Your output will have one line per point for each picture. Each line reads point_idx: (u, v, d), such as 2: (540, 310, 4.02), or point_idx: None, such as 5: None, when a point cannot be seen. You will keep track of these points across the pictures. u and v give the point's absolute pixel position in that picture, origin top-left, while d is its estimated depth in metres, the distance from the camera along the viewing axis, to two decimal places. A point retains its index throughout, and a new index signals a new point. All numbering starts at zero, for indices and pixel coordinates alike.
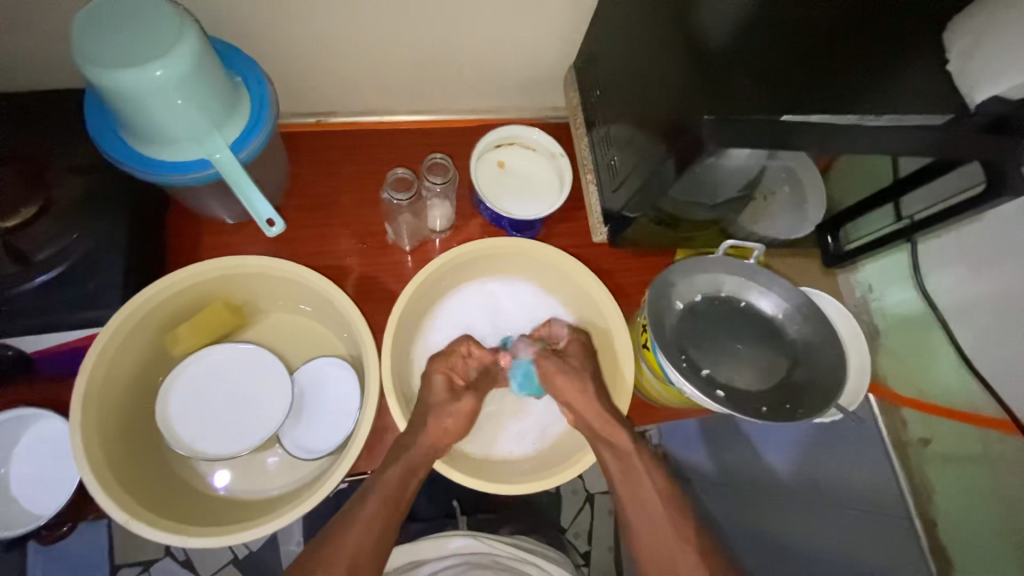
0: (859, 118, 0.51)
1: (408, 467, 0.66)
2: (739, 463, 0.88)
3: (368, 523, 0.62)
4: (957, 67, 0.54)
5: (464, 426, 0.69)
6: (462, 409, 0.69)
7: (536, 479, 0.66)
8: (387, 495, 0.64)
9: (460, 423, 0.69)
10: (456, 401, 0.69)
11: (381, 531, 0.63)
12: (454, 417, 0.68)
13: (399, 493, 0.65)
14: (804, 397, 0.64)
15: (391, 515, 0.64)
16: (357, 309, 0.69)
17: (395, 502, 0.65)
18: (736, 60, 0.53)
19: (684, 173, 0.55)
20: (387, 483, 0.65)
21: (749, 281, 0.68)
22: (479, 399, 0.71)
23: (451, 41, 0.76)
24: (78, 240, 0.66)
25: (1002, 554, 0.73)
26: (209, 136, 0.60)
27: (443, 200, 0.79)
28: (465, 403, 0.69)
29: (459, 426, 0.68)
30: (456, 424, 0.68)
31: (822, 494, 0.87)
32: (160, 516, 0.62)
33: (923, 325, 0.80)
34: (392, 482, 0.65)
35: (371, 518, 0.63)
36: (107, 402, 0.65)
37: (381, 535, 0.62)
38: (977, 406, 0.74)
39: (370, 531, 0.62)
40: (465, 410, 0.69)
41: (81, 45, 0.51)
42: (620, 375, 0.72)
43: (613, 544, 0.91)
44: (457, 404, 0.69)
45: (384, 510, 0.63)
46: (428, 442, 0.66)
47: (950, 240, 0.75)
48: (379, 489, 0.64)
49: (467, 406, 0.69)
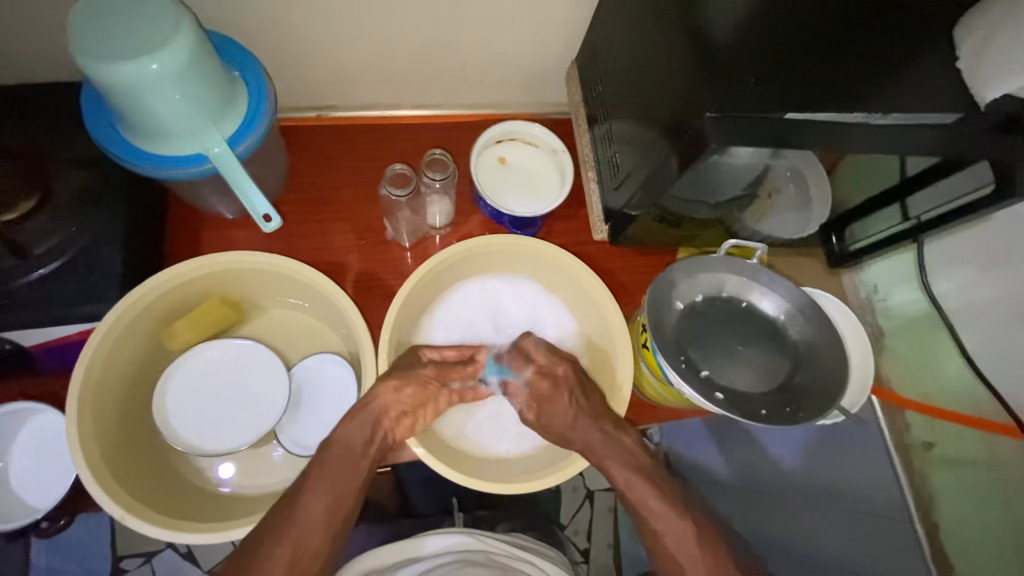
0: (865, 116, 0.50)
1: (359, 438, 0.64)
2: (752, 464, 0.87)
3: (320, 508, 0.59)
4: (967, 65, 0.52)
5: (420, 397, 0.67)
6: (421, 376, 0.67)
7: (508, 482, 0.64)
8: (335, 474, 0.61)
9: (417, 390, 0.66)
10: (417, 368, 0.67)
11: (331, 508, 0.59)
12: (414, 384, 0.66)
13: (349, 470, 0.62)
14: (806, 398, 0.63)
15: (342, 497, 0.60)
16: (347, 297, 0.69)
17: (346, 479, 0.62)
18: (739, 58, 0.52)
19: (686, 171, 0.54)
20: (335, 459, 0.62)
21: (752, 281, 0.67)
22: (442, 376, 0.69)
23: (454, 35, 0.75)
24: (77, 234, 0.66)
25: (1001, 555, 0.73)
26: (207, 131, 0.59)
27: (442, 196, 0.78)
28: (426, 371, 0.67)
29: (413, 394, 0.66)
30: (411, 393, 0.66)
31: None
32: (156, 513, 0.61)
33: (928, 325, 0.79)
34: (340, 454, 0.63)
35: (318, 494, 0.59)
36: (104, 397, 0.65)
37: (331, 514, 0.59)
38: (980, 407, 0.74)
39: (319, 506, 0.59)
40: (422, 380, 0.66)
41: (78, 38, 0.51)
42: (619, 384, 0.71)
43: (612, 541, 0.92)
44: (417, 369, 0.66)
45: (330, 492, 0.60)
46: (380, 402, 0.64)
47: (959, 241, 0.73)
48: (327, 464, 0.62)
49: (426, 374, 0.67)
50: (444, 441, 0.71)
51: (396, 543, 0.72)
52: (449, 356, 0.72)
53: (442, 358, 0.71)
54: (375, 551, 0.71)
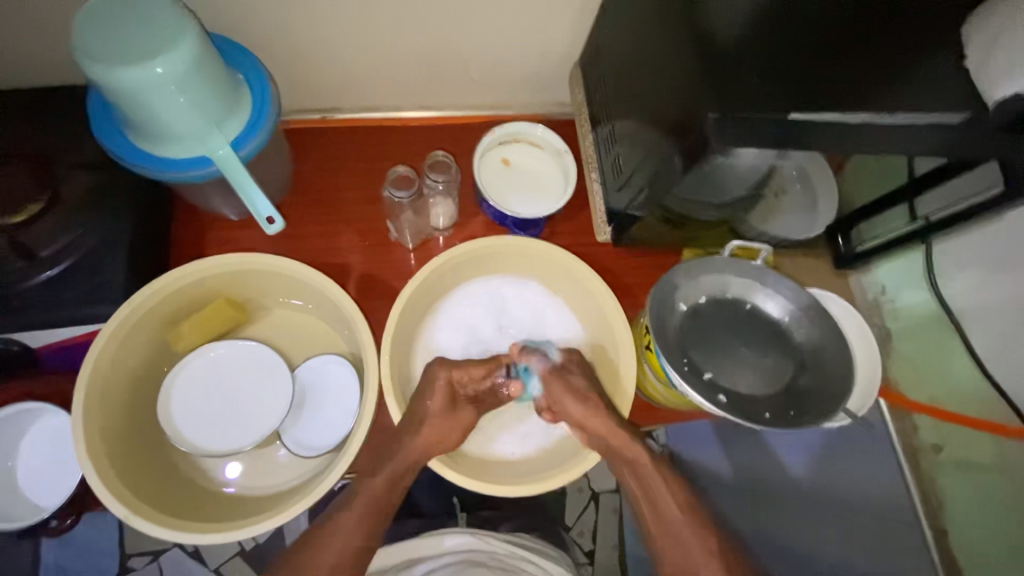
0: (874, 115, 0.49)
1: (398, 468, 0.66)
2: (757, 469, 0.88)
3: (360, 515, 0.63)
4: (977, 63, 0.51)
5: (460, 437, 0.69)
6: (460, 419, 0.68)
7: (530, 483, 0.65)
8: (372, 499, 0.64)
9: (459, 433, 0.68)
10: (453, 409, 0.68)
11: (367, 528, 0.62)
12: (451, 425, 0.67)
13: (387, 496, 0.65)
14: (811, 401, 0.62)
15: (379, 507, 0.64)
16: (355, 306, 0.69)
17: (379, 502, 0.64)
18: (744, 57, 0.52)
19: (690, 170, 0.54)
20: (376, 487, 0.65)
21: (757, 282, 0.67)
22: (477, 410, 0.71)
23: (457, 38, 0.75)
24: (84, 235, 0.67)
25: (1006, 556, 0.73)
26: (210, 134, 0.60)
27: (446, 198, 0.80)
28: (463, 415, 0.69)
29: (455, 437, 0.68)
30: (450, 433, 0.67)
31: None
32: (160, 513, 0.62)
33: (937, 327, 0.78)
34: (381, 485, 0.65)
35: (354, 516, 0.62)
36: (109, 398, 0.65)
37: (366, 534, 0.62)
38: (989, 410, 0.73)
39: (353, 529, 0.62)
40: (462, 423, 0.69)
41: (83, 42, 0.51)
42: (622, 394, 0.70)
43: (617, 543, 0.95)
44: (458, 411, 0.68)
45: (370, 510, 0.63)
46: (414, 445, 0.65)
47: (968, 242, 0.72)
48: (367, 491, 0.64)
49: (465, 418, 0.69)
50: None
51: (401, 543, 0.72)
52: (476, 376, 0.70)
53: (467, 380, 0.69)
54: (384, 550, 0.72)
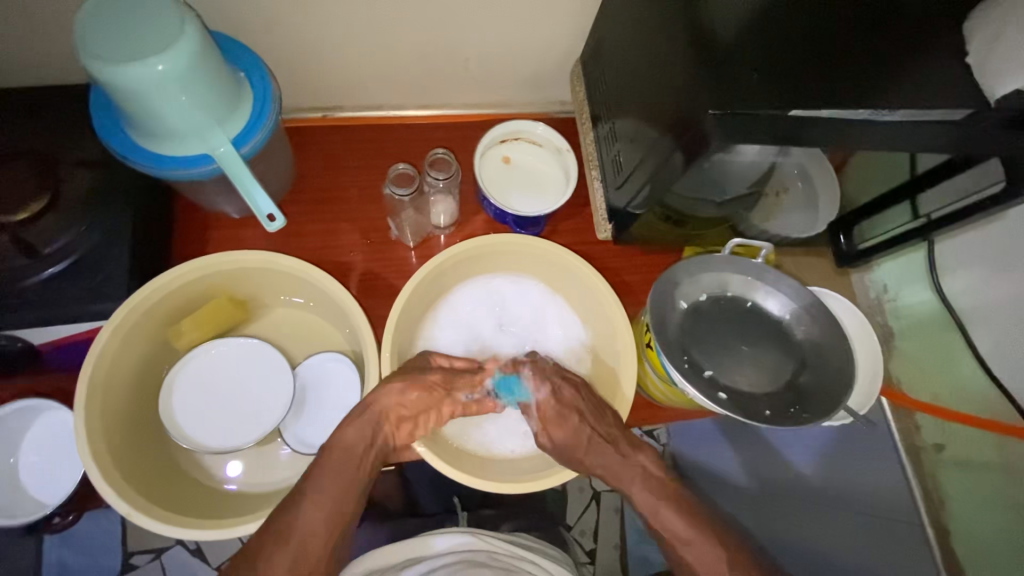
0: (873, 112, 0.49)
1: (358, 443, 0.63)
2: (767, 469, 0.93)
3: (323, 499, 0.59)
4: (977, 62, 0.51)
5: (423, 403, 0.65)
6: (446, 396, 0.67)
7: (526, 480, 0.65)
8: (335, 477, 0.61)
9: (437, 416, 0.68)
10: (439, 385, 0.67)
11: (331, 512, 0.59)
12: (420, 387, 0.64)
13: (351, 471, 0.62)
14: (812, 399, 0.62)
15: (342, 499, 0.60)
16: (360, 308, 0.68)
17: (344, 478, 0.61)
18: (744, 54, 0.52)
19: (689, 167, 0.54)
20: (340, 458, 0.62)
21: (757, 280, 0.67)
22: (448, 382, 0.67)
23: (458, 36, 0.75)
24: (86, 232, 0.67)
25: (1006, 556, 0.73)
26: (212, 132, 0.60)
27: (447, 195, 0.80)
28: (432, 376, 0.66)
29: (417, 399, 0.65)
30: (415, 396, 0.64)
31: (823, 497, 0.90)
32: (172, 514, 0.62)
33: (939, 325, 0.78)
34: (343, 458, 0.62)
35: (318, 499, 0.59)
36: (111, 395, 0.66)
37: (331, 518, 0.59)
38: (992, 409, 0.72)
39: (317, 513, 0.58)
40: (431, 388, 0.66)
41: (84, 40, 0.51)
42: (619, 395, 0.70)
43: (618, 542, 0.96)
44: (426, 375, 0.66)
45: (333, 490, 0.60)
46: (383, 405, 0.63)
47: (969, 240, 0.72)
48: (327, 468, 0.61)
49: (433, 380, 0.66)
50: (444, 436, 0.71)
51: (401, 543, 0.72)
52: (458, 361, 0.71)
53: (450, 365, 0.70)
54: (377, 551, 0.70)
